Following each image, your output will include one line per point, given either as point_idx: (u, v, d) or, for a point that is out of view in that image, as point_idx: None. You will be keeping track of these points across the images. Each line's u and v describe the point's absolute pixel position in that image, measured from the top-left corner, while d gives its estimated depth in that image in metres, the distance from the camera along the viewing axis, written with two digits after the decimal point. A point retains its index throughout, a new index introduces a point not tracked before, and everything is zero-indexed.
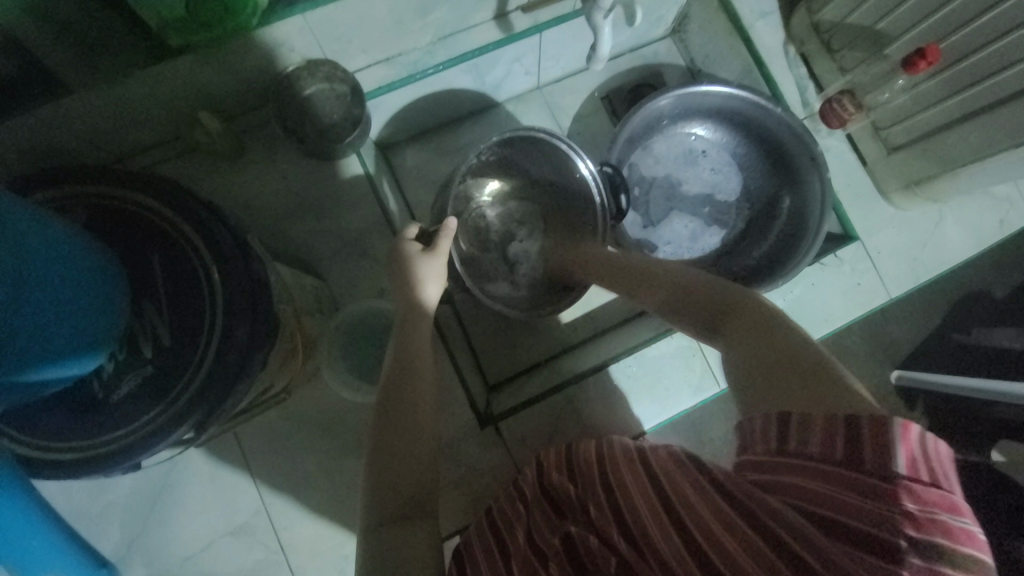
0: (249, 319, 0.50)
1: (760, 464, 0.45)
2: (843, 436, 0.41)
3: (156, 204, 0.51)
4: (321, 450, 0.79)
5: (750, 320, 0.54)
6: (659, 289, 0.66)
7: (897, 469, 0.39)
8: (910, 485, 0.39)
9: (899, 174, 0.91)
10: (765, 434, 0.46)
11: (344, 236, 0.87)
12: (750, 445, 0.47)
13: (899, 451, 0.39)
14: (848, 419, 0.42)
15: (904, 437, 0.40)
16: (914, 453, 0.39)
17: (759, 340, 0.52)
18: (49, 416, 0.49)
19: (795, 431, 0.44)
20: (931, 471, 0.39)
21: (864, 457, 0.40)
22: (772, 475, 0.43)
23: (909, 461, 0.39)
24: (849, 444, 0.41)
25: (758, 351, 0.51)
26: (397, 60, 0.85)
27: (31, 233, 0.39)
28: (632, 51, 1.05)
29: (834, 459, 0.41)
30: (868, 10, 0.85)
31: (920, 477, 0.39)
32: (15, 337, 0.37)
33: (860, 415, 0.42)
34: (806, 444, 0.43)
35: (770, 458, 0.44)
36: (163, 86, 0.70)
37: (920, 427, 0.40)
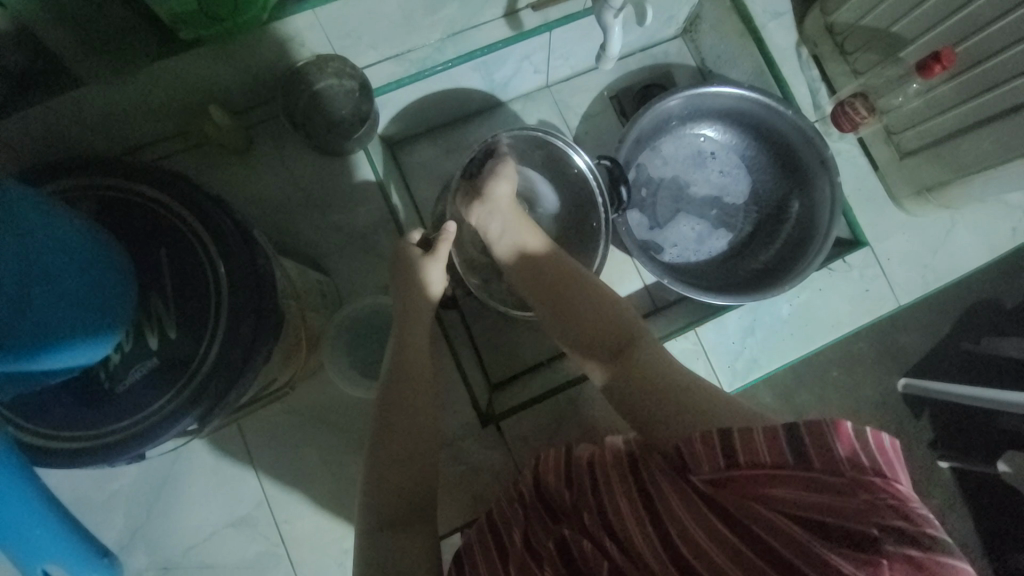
0: (254, 313, 0.50)
1: (721, 479, 0.44)
2: (787, 442, 0.41)
3: (165, 197, 0.51)
4: (322, 445, 0.79)
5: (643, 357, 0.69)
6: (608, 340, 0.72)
7: (842, 465, 0.39)
8: (859, 477, 0.39)
9: (911, 180, 0.90)
10: (709, 455, 0.45)
11: (350, 232, 0.88)
12: (697, 463, 0.46)
13: (841, 448, 0.39)
14: (786, 426, 0.42)
15: (840, 435, 0.40)
16: (853, 447, 0.39)
17: (656, 374, 0.66)
18: (56, 405, 0.49)
19: (740, 445, 0.43)
20: (874, 461, 0.39)
21: (811, 457, 0.40)
22: (737, 487, 0.43)
23: (851, 456, 0.39)
24: (795, 450, 0.41)
25: (663, 388, 0.65)
26: (407, 56, 0.84)
27: (36, 225, 0.39)
28: (642, 50, 1.05)
29: (787, 464, 0.41)
30: (884, 12, 0.84)
31: (867, 469, 0.39)
32: (17, 327, 0.37)
33: (796, 420, 0.41)
34: (755, 454, 0.42)
35: (722, 473, 0.44)
36: (172, 78, 0.70)
37: (852, 420, 0.40)
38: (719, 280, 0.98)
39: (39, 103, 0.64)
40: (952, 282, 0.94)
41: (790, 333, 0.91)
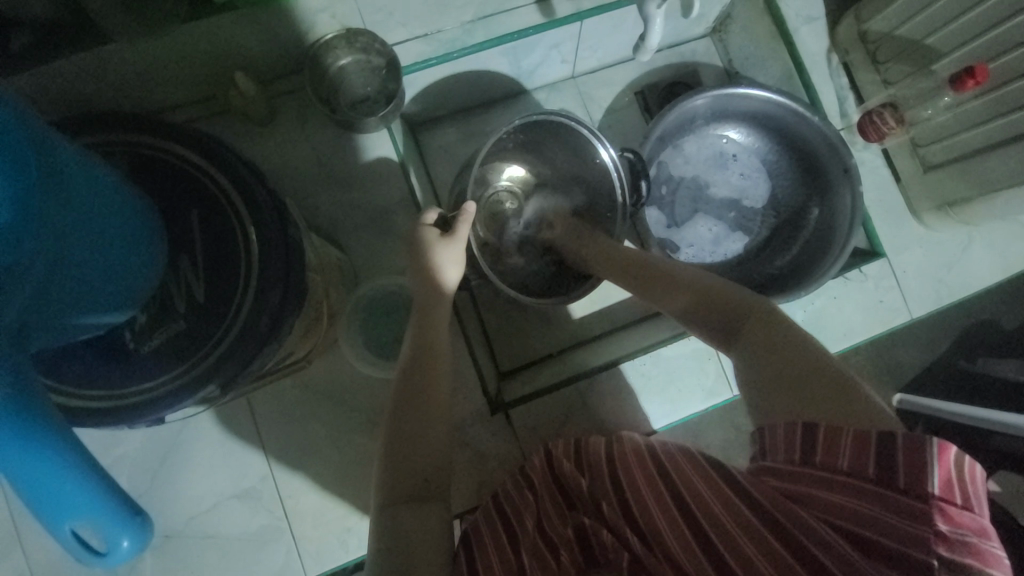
0: (282, 283, 0.50)
1: (783, 473, 0.45)
2: (877, 452, 0.40)
3: (198, 160, 0.51)
4: (331, 423, 0.79)
5: (757, 314, 0.53)
6: (678, 295, 0.60)
7: (930, 490, 0.38)
8: (942, 507, 0.38)
9: (933, 194, 0.89)
10: (787, 444, 0.45)
11: (368, 211, 0.87)
12: (772, 451, 0.46)
13: (935, 473, 0.38)
14: (880, 436, 0.41)
15: (941, 460, 0.38)
16: (950, 476, 0.38)
17: (772, 344, 0.50)
18: (77, 363, 0.49)
19: (823, 443, 0.43)
20: (966, 496, 0.38)
21: (896, 474, 0.39)
22: (788, 486, 0.44)
23: (944, 483, 0.38)
24: (881, 462, 0.40)
25: (773, 358, 0.49)
26: (435, 37, 0.82)
27: (80, 179, 0.38)
28: (671, 47, 1.03)
29: (864, 475, 0.41)
30: (920, 23, 0.83)
31: (955, 501, 0.38)
32: (65, 282, 0.38)
33: (895, 432, 0.40)
34: (835, 456, 0.42)
35: (792, 468, 0.44)
36: (202, 43, 0.69)
37: (959, 448, 0.39)
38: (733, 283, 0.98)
39: (66, 57, 0.63)
40: (964, 298, 0.94)
41: None
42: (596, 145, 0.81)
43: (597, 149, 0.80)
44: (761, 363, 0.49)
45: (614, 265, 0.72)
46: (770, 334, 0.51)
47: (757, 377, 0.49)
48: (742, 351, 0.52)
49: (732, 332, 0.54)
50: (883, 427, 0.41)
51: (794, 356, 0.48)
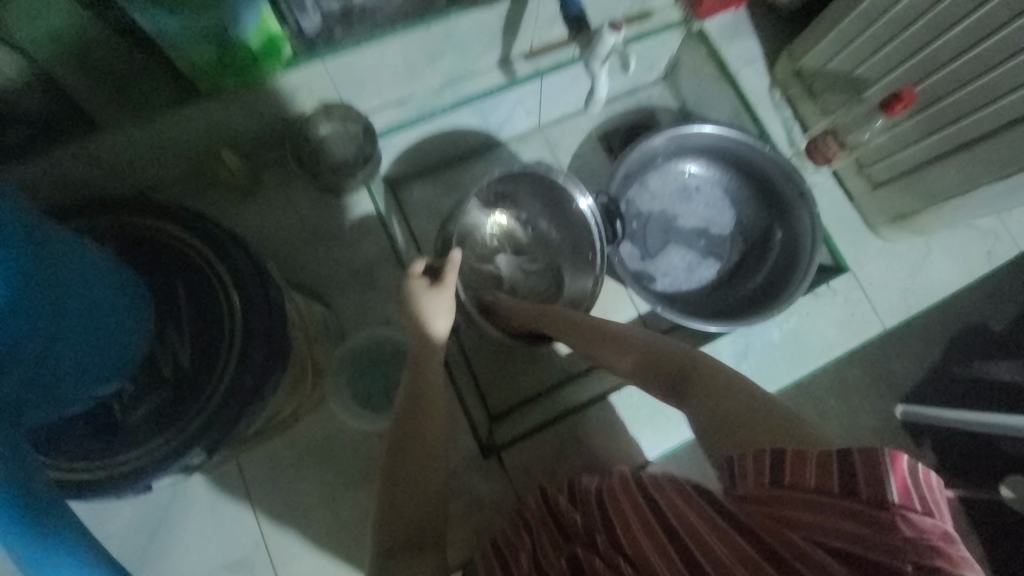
0: (266, 342, 0.52)
1: (758, 498, 0.43)
2: (838, 466, 0.41)
3: (186, 234, 0.54)
4: (323, 481, 0.78)
5: (705, 371, 0.60)
6: (627, 353, 0.68)
7: (890, 498, 0.38)
8: (902, 513, 0.38)
9: (884, 210, 0.95)
10: (756, 468, 0.45)
11: (352, 266, 0.90)
12: (743, 480, 0.46)
13: (892, 481, 0.39)
14: (838, 453, 0.41)
15: (895, 467, 0.39)
16: (905, 481, 0.39)
17: (715, 390, 0.58)
18: (64, 438, 0.50)
19: (789, 465, 0.43)
20: (923, 501, 0.38)
21: (858, 487, 0.39)
22: (772, 507, 0.42)
23: (901, 489, 0.39)
24: (844, 477, 0.40)
25: (712, 402, 0.57)
26: (407, 103, 0.90)
27: (75, 262, 0.41)
28: (626, 94, 1.12)
29: (830, 492, 0.40)
30: (845, 58, 0.92)
31: (912, 505, 0.38)
32: (53, 361, 0.39)
33: (849, 446, 0.41)
34: (801, 475, 0.42)
35: (763, 490, 0.43)
36: (191, 126, 0.75)
37: (910, 454, 0.39)
38: (710, 307, 1.01)
39: (61, 148, 0.68)
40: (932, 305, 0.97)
41: (782, 357, 0.94)
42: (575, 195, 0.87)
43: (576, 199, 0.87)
44: (703, 413, 0.58)
45: (568, 327, 0.76)
46: (709, 380, 0.59)
47: (700, 423, 0.58)
48: (688, 402, 0.60)
49: (681, 384, 0.62)
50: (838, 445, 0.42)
51: (730, 408, 0.56)
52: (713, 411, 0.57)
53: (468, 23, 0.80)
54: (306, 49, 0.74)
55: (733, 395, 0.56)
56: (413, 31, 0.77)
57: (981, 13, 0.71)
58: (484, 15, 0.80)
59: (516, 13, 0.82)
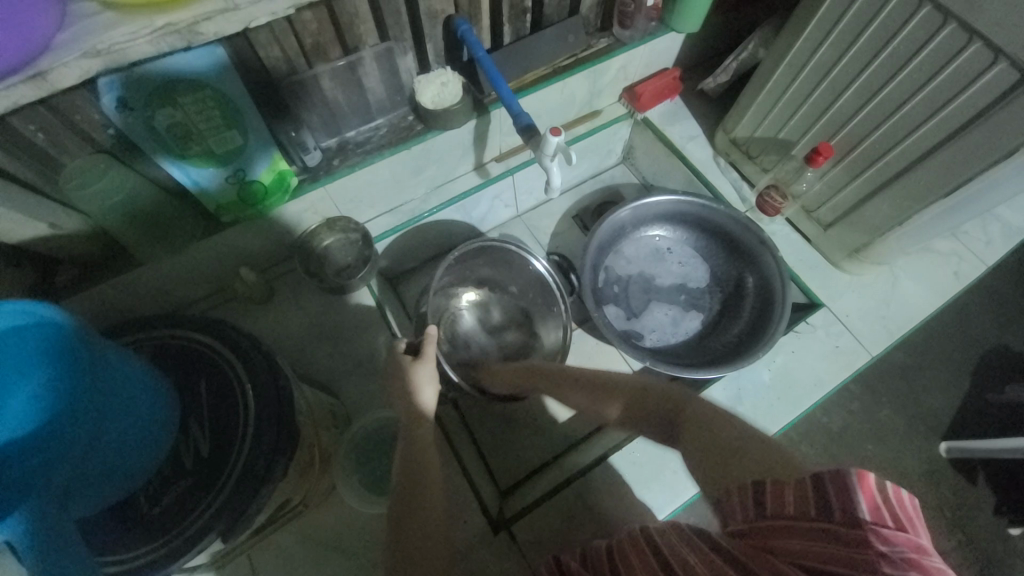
0: (276, 426, 0.58)
1: (748, 530, 0.51)
2: (814, 493, 0.48)
3: (209, 338, 0.64)
4: (334, 574, 0.78)
5: (694, 414, 0.66)
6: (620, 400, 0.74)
7: (862, 516, 0.45)
8: (876, 530, 0.44)
9: (841, 246, 1.03)
10: (744, 505, 0.53)
11: (357, 357, 0.98)
12: (733, 516, 0.54)
13: (862, 500, 0.45)
14: (814, 480, 0.49)
15: (863, 487, 0.46)
16: (875, 500, 0.45)
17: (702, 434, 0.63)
18: (99, 532, 0.55)
19: (771, 495, 0.51)
20: (894, 517, 0.45)
21: (831, 510, 0.46)
22: (762, 538, 0.49)
23: (871, 507, 0.45)
24: (820, 502, 0.47)
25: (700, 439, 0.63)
26: (399, 209, 1.07)
27: (119, 369, 0.50)
28: (593, 176, 1.28)
29: (809, 515, 0.47)
30: (769, 125, 1.05)
31: (886, 522, 0.44)
32: (100, 456, 0.47)
33: (822, 473, 0.48)
34: (782, 505, 0.49)
35: (752, 523, 0.51)
36: (214, 250, 0.88)
37: (875, 474, 0.47)
38: (699, 357, 1.05)
39: (103, 282, 0.79)
40: (914, 327, 1.00)
41: (777, 398, 0.95)
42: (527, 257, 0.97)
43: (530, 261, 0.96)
44: (705, 454, 0.61)
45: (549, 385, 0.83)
46: (707, 421, 0.64)
47: (702, 455, 0.62)
48: (688, 449, 0.64)
49: (678, 433, 0.67)
50: (814, 471, 0.49)
51: (732, 443, 0.60)
52: (717, 447, 0.61)
53: (442, 141, 0.96)
54: (309, 180, 0.89)
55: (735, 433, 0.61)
56: (397, 153, 0.93)
57: (868, 72, 0.83)
58: (456, 133, 0.96)
59: (482, 128, 0.99)
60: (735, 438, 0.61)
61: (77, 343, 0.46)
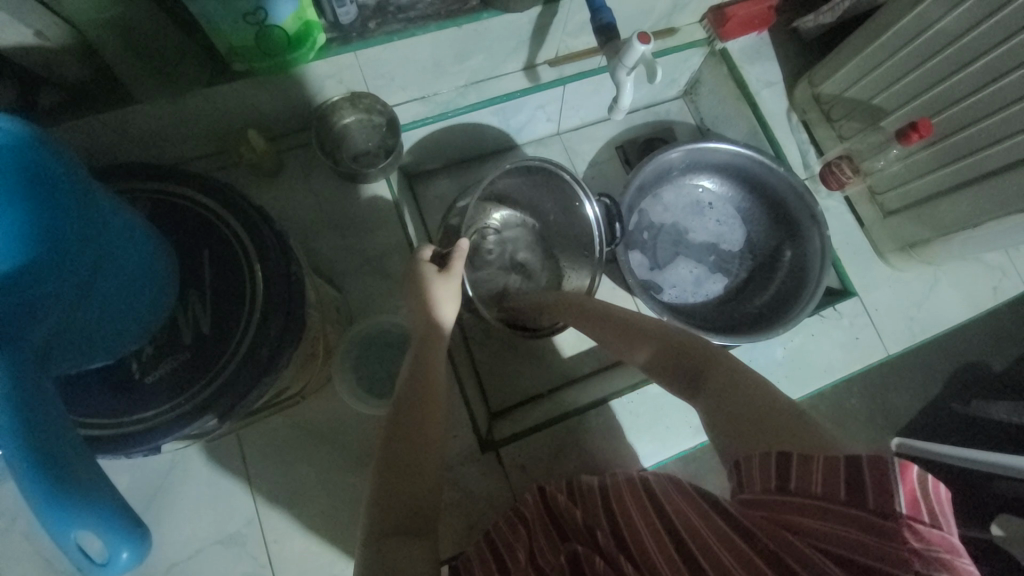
0: (284, 313, 0.54)
1: (763, 502, 0.49)
2: (847, 477, 0.45)
3: (215, 205, 0.56)
4: (320, 461, 0.79)
5: (720, 367, 0.63)
6: (642, 347, 0.70)
7: (900, 509, 0.42)
8: (912, 524, 0.41)
9: (894, 237, 0.96)
10: (763, 475, 0.50)
11: (365, 255, 0.91)
12: (750, 484, 0.51)
13: (901, 492, 0.42)
14: (848, 460, 0.45)
15: (905, 479, 0.42)
16: (915, 494, 0.42)
17: (739, 390, 0.59)
18: (85, 391, 0.51)
19: (798, 471, 0.47)
20: (930, 513, 0.42)
21: (865, 496, 0.43)
22: (775, 510, 0.47)
23: (910, 501, 0.42)
24: (852, 487, 0.44)
25: (726, 396, 0.59)
26: (432, 99, 0.94)
27: (116, 220, 0.44)
28: (647, 107, 1.15)
29: (837, 498, 0.45)
30: (865, 85, 0.92)
31: (921, 518, 0.42)
32: (89, 315, 0.42)
33: (859, 456, 0.45)
34: (809, 482, 0.47)
35: (770, 496, 0.48)
36: (222, 104, 0.77)
37: (918, 468, 0.44)
38: (714, 322, 1.01)
39: (95, 115, 0.69)
40: (939, 334, 0.97)
41: (785, 375, 0.94)
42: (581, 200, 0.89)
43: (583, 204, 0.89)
44: (722, 402, 0.59)
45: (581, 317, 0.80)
46: (727, 377, 0.61)
47: (719, 409, 0.59)
48: (708, 397, 0.61)
49: (699, 381, 0.64)
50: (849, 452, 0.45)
51: (752, 399, 0.58)
52: (737, 401, 0.58)
53: (498, 25, 0.81)
54: (340, 41, 0.75)
55: (756, 390, 0.58)
56: (444, 30, 0.78)
57: (1002, 49, 0.72)
58: (515, 18, 0.81)
59: (545, 20, 0.84)
60: (757, 394, 0.58)
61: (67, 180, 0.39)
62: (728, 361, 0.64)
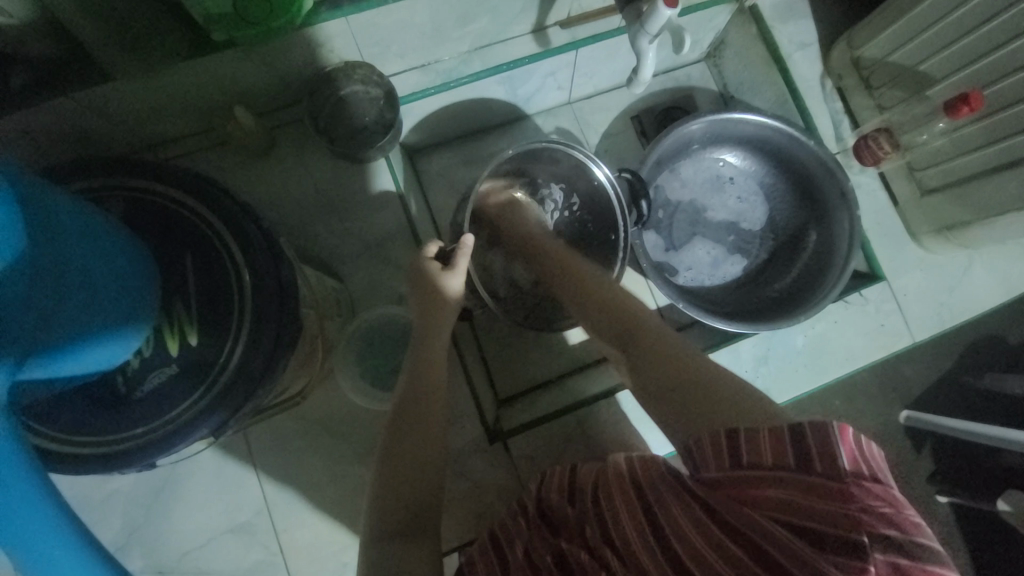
0: (277, 324, 0.51)
1: (719, 482, 0.45)
2: (791, 443, 0.43)
3: (197, 203, 0.52)
4: (327, 453, 0.78)
5: (654, 342, 0.61)
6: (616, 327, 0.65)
7: (842, 468, 0.41)
8: (856, 483, 0.40)
9: (930, 218, 0.89)
10: None
11: (365, 240, 0.87)
12: (704, 465, 0.48)
13: (842, 451, 0.41)
14: (789, 428, 0.44)
15: (842, 438, 0.41)
16: (855, 453, 0.41)
17: (662, 362, 0.58)
18: (72, 407, 0.50)
19: (756, 446, 0.44)
20: (869, 468, 0.41)
21: (812, 462, 0.42)
22: (730, 488, 0.44)
23: (851, 460, 0.41)
24: (797, 451, 0.43)
25: (661, 373, 0.58)
26: (433, 67, 0.86)
27: (83, 228, 0.40)
28: (666, 72, 1.06)
29: (788, 466, 0.43)
30: (912, 50, 0.83)
31: (864, 474, 0.41)
32: (66, 335, 0.38)
33: (798, 422, 0.43)
34: (758, 454, 0.44)
35: (725, 474, 0.45)
36: (203, 79, 0.70)
37: (853, 426, 0.42)
38: (733, 307, 0.96)
39: (65, 96, 0.63)
40: (967, 321, 0.93)
41: (804, 364, 0.91)
42: (590, 165, 0.82)
43: (592, 169, 0.82)
44: (657, 378, 0.58)
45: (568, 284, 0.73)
46: (657, 348, 0.60)
47: (656, 385, 0.58)
48: (639, 372, 0.60)
49: (633, 354, 0.62)
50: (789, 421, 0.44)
51: (682, 371, 0.57)
52: (669, 375, 0.57)
53: None
54: (329, 5, 0.68)
55: (687, 359, 0.58)
56: None
57: None
58: None
59: None
60: (691, 365, 0.57)
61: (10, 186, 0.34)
62: (659, 331, 0.62)
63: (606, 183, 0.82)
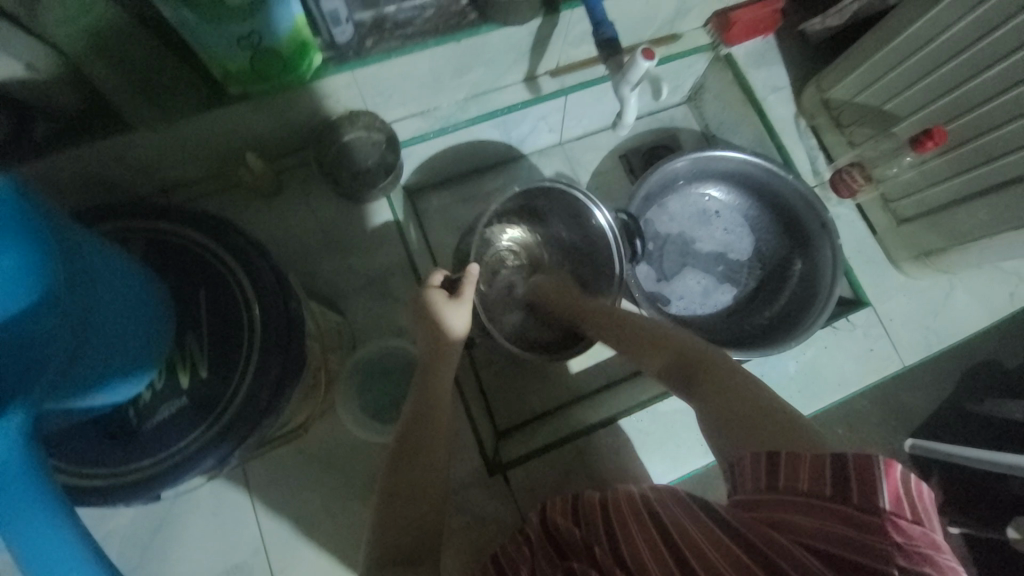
0: (284, 355, 0.53)
1: (752, 502, 0.47)
2: (832, 474, 0.43)
3: (211, 242, 0.56)
4: (326, 488, 0.78)
5: (711, 373, 0.62)
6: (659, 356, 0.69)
7: (882, 504, 0.41)
8: (895, 520, 0.40)
9: (908, 246, 0.94)
10: (749, 477, 0.48)
11: (368, 275, 0.90)
12: (741, 485, 0.49)
13: (884, 488, 0.41)
14: (834, 458, 0.44)
15: (888, 476, 0.41)
16: (898, 491, 0.41)
17: (720, 391, 0.59)
18: (84, 439, 0.51)
19: (785, 470, 0.46)
20: (913, 509, 0.41)
21: (849, 492, 0.42)
22: (764, 510, 0.45)
23: (894, 497, 0.41)
24: (837, 482, 0.43)
25: (717, 400, 0.58)
26: (432, 114, 0.92)
27: (107, 266, 0.43)
28: (649, 115, 1.12)
29: (823, 494, 0.43)
30: (875, 92, 0.90)
31: (904, 513, 0.41)
32: (86, 368, 0.41)
33: (846, 454, 0.43)
34: (796, 479, 0.45)
35: (759, 494, 0.47)
36: (217, 128, 0.75)
37: (902, 465, 0.42)
38: (725, 334, 0.99)
39: (88, 145, 0.68)
40: (954, 344, 0.95)
41: (798, 389, 0.93)
42: (591, 208, 0.86)
43: (593, 212, 0.86)
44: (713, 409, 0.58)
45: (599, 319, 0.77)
46: (719, 379, 0.61)
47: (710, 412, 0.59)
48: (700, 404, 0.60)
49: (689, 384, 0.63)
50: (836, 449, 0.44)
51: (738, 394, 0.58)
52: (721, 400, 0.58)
53: (498, 39, 0.79)
54: (337, 61, 0.74)
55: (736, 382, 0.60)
56: (443, 45, 0.76)
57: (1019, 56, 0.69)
58: (516, 32, 0.79)
59: (545, 32, 0.82)
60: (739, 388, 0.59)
61: (39, 218, 0.36)
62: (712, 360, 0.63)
63: (606, 225, 0.87)
